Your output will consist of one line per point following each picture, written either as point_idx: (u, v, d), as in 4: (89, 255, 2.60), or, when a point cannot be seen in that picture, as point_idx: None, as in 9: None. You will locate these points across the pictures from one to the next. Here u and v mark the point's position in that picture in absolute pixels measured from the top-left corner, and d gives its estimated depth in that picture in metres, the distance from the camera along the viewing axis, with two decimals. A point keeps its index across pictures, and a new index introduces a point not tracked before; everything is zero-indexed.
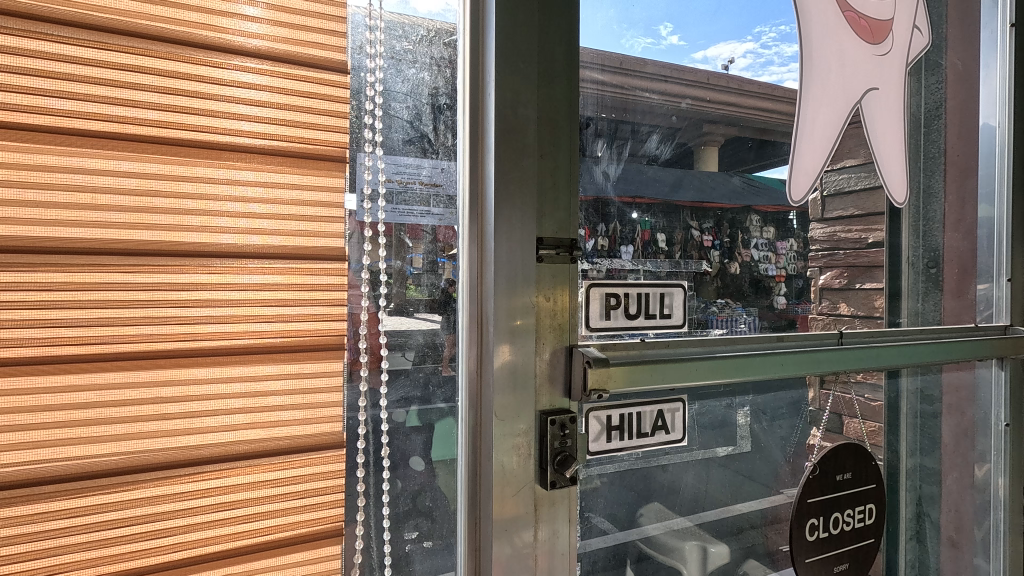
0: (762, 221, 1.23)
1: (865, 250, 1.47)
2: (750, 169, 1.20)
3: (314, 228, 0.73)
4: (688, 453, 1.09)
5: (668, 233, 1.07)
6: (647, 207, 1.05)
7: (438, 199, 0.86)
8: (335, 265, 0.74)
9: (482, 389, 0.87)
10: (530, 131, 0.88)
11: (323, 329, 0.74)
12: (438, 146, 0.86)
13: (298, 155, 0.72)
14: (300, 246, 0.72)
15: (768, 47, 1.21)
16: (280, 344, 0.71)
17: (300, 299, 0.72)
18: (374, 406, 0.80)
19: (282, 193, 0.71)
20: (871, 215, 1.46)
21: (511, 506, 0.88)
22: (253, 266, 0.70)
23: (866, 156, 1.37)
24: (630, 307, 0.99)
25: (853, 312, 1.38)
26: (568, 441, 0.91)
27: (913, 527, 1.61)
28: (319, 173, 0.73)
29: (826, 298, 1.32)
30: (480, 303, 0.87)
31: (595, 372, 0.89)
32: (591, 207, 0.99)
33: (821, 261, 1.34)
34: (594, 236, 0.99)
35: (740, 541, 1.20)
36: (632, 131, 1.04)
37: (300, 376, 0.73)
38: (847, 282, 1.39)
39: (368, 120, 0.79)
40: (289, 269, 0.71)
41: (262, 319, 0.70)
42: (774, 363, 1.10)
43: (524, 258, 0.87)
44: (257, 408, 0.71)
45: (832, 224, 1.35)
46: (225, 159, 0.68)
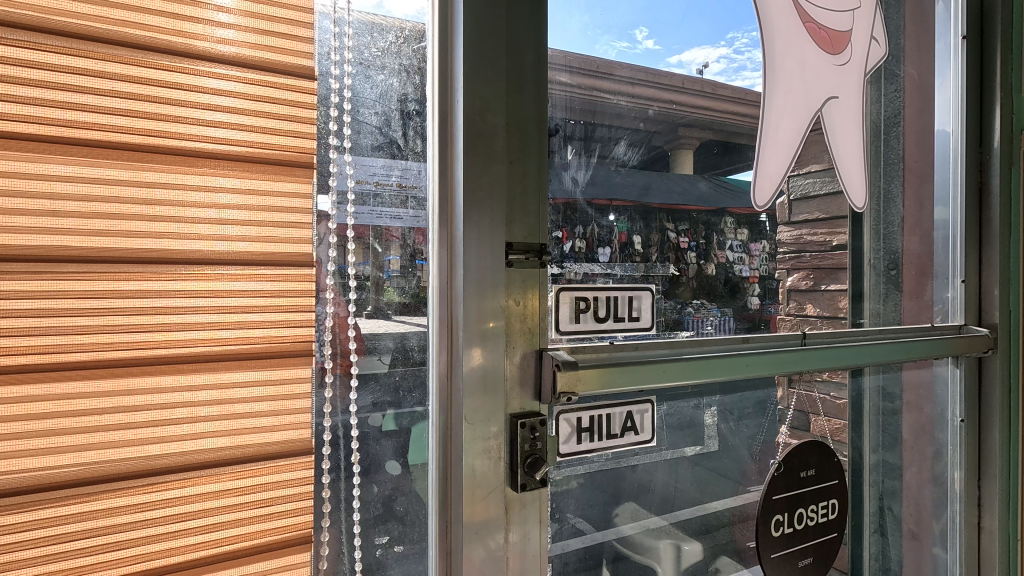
0: (735, 225, 1.26)
1: (830, 252, 1.51)
2: (721, 175, 1.23)
3: (283, 234, 0.73)
4: (658, 453, 1.10)
5: (644, 236, 1.09)
6: (621, 209, 1.07)
7: (409, 204, 0.86)
8: (304, 270, 0.74)
9: (452, 393, 0.87)
10: (499, 136, 0.89)
11: (293, 334, 0.74)
12: (408, 153, 0.86)
13: (265, 161, 0.72)
14: (269, 251, 0.72)
15: (740, 52, 1.25)
16: (249, 350, 0.71)
17: (270, 305, 0.72)
18: (342, 412, 0.79)
19: (251, 198, 0.71)
20: (836, 219, 1.50)
21: (482, 509, 0.88)
22: (220, 273, 0.70)
23: (829, 162, 1.42)
24: (599, 310, 1.01)
25: (819, 313, 1.42)
26: (538, 443, 0.92)
27: (877, 521, 1.66)
28: (286, 180, 0.73)
29: (793, 299, 1.36)
30: (451, 307, 0.87)
31: (564, 375, 0.90)
32: (559, 211, 1.00)
33: (788, 264, 1.38)
34: (572, 238, 1.00)
35: (712, 538, 1.23)
36: (603, 137, 1.06)
37: (269, 382, 0.72)
38: (814, 283, 1.43)
39: (334, 126, 0.79)
40: (259, 275, 0.71)
41: (230, 325, 0.70)
42: (740, 364, 1.12)
43: (494, 264, 0.88)
44: (224, 416, 0.70)
45: (798, 227, 1.40)
46: (189, 164, 0.68)
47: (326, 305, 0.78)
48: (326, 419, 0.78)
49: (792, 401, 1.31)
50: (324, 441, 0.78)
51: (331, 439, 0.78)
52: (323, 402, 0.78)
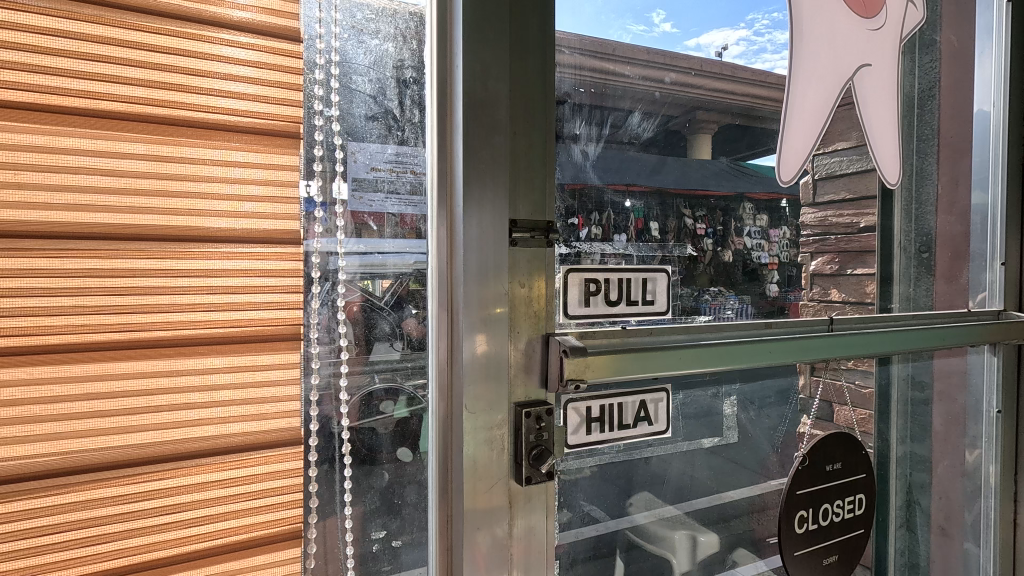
0: (756, 209, 1.18)
1: (856, 235, 1.43)
2: (742, 155, 1.16)
3: (266, 208, 0.68)
4: (673, 445, 1.04)
5: (662, 221, 1.03)
6: (636, 190, 1.01)
7: (406, 176, 0.81)
8: (290, 248, 0.69)
9: (451, 379, 0.82)
10: (501, 103, 0.82)
11: (279, 316, 0.68)
12: (404, 124, 0.81)
13: (246, 130, 0.66)
14: (250, 228, 0.67)
15: (760, 34, 1.16)
16: (232, 333, 0.66)
17: (254, 286, 0.67)
18: (325, 403, 0.74)
19: (230, 171, 0.66)
20: (863, 199, 1.42)
21: (485, 498, 0.83)
22: (198, 251, 0.64)
23: (858, 138, 1.33)
24: (611, 293, 0.93)
25: (844, 298, 1.34)
26: (544, 434, 0.85)
27: (903, 515, 1.61)
28: (270, 150, 0.68)
29: (817, 284, 1.28)
30: (451, 290, 0.82)
31: (571, 362, 0.82)
32: (570, 194, 0.94)
33: (812, 247, 1.29)
34: (588, 225, 0.94)
35: (728, 530, 1.17)
36: (614, 112, 0.99)
37: (254, 368, 0.67)
38: (839, 268, 1.36)
39: (320, 91, 0.73)
40: (240, 253, 0.66)
41: (209, 307, 0.65)
42: (761, 351, 1.05)
43: (496, 243, 0.82)
44: (205, 404, 0.65)
45: (823, 208, 1.31)
46: (163, 133, 0.63)
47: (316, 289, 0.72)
48: (313, 408, 0.73)
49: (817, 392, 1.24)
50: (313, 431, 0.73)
51: (322, 429, 0.74)
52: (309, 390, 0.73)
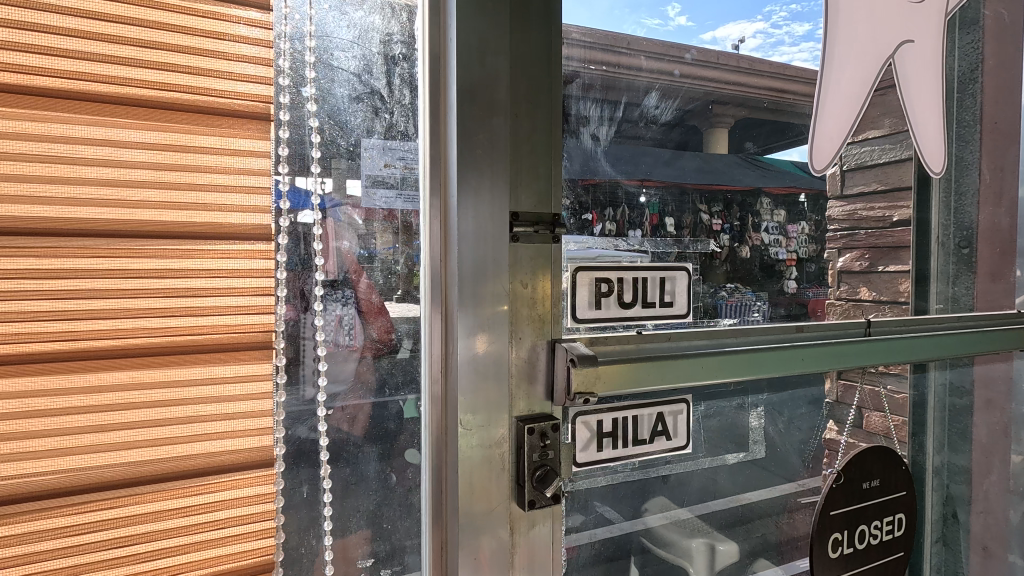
0: (773, 204, 1.06)
1: (889, 229, 1.29)
2: (772, 146, 1.05)
3: (229, 200, 0.59)
4: (693, 462, 0.95)
5: (677, 216, 0.93)
6: (653, 183, 0.91)
7: (396, 163, 0.72)
8: (255, 246, 0.60)
9: (446, 390, 0.73)
10: (501, 80, 0.74)
11: (245, 323, 0.60)
12: (393, 106, 0.72)
13: (205, 111, 0.58)
14: (213, 222, 0.58)
15: (778, 26, 1.07)
16: (190, 342, 0.58)
17: (214, 288, 0.58)
18: (294, 424, 0.66)
19: (189, 158, 0.57)
20: (896, 190, 1.28)
21: (489, 493, 0.74)
22: (152, 249, 0.56)
23: (891, 125, 1.22)
24: (625, 294, 0.83)
25: (876, 297, 1.21)
26: (549, 453, 0.76)
27: (938, 530, 1.48)
28: (233, 133, 0.59)
29: (845, 282, 1.15)
30: (445, 289, 0.73)
31: (579, 372, 0.73)
32: (584, 189, 0.84)
33: (839, 243, 1.16)
34: (602, 220, 0.85)
35: (749, 534, 1.06)
36: (628, 95, 0.89)
37: (216, 382, 0.59)
38: (870, 265, 1.22)
39: (295, 67, 0.65)
40: (198, 251, 0.58)
41: (165, 313, 0.57)
42: (792, 358, 0.96)
43: (495, 237, 0.73)
44: (164, 422, 0.57)
45: (853, 200, 1.17)
46: (109, 114, 0.54)
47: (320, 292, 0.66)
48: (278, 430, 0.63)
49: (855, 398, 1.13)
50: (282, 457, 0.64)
51: (291, 452, 0.66)
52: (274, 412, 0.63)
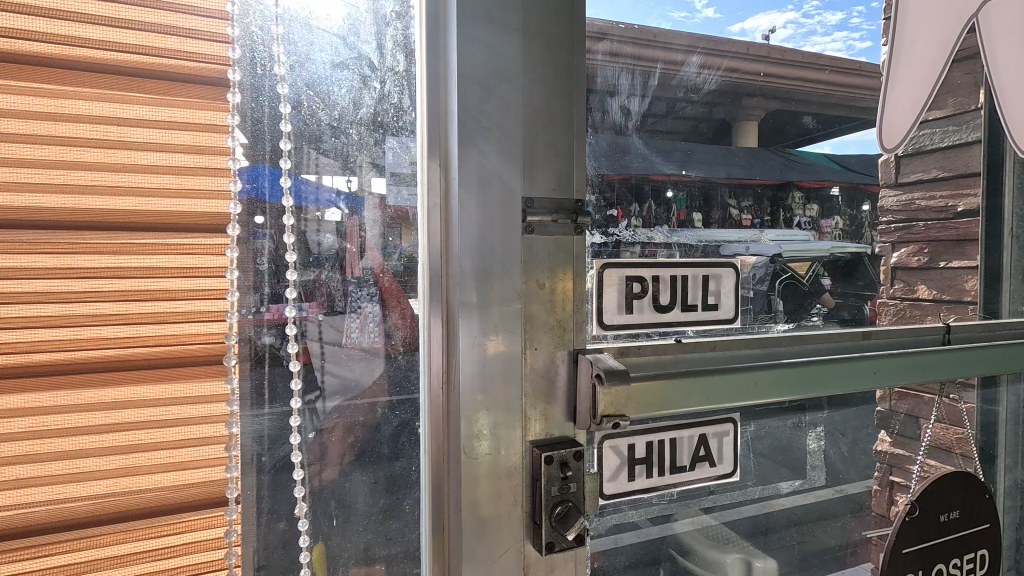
0: (805, 198, 0.85)
1: (952, 221, 1.09)
2: (839, 126, 0.90)
3: (168, 183, 0.47)
4: (742, 493, 0.81)
5: (703, 212, 0.75)
6: (691, 174, 0.75)
7: (388, 143, 0.58)
8: (202, 240, 0.48)
9: (451, 412, 0.60)
10: (511, 41, 0.61)
11: (190, 335, 0.48)
12: (384, 74, 0.58)
13: (139, 74, 0.46)
14: (155, 209, 0.46)
15: (811, 15, 0.88)
16: (124, 360, 0.47)
17: (158, 293, 0.47)
18: (276, 446, 0.54)
19: (127, 131, 0.45)
20: (961, 177, 1.09)
21: (502, 502, 0.62)
22: (81, 247, 0.45)
23: (956, 105, 1.06)
24: (661, 296, 0.70)
25: (937, 296, 1.04)
26: (571, 486, 0.63)
27: (1012, 556, 1.32)
28: (174, 102, 0.47)
29: (899, 279, 0.99)
30: (445, 291, 0.60)
31: (607, 393, 0.60)
32: (611, 187, 0.69)
33: (894, 236, 1.00)
34: (629, 218, 0.70)
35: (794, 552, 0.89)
36: (665, 62, 0.74)
37: (159, 405, 0.48)
38: (929, 260, 1.05)
39: (259, 25, 0.51)
40: (131, 246, 0.46)
41: (100, 322, 0.46)
42: (860, 372, 0.82)
43: (505, 227, 0.61)
44: (107, 456, 0.47)
45: (907, 189, 1.01)
46: (19, 77, 0.43)
47: (341, 285, 0.55)
48: (229, 471, 0.51)
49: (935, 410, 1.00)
50: (247, 493, 0.53)
51: (265, 484, 0.54)
52: (228, 447, 0.51)
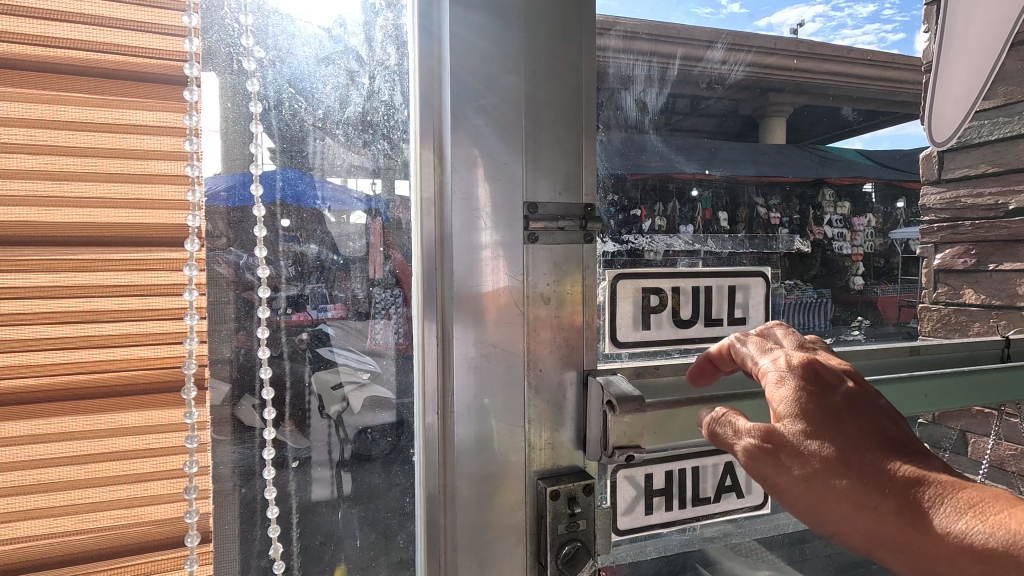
0: (835, 194, 0.77)
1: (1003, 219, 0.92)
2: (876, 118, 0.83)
3: (107, 191, 0.42)
4: (777, 525, 0.73)
5: (731, 211, 0.67)
6: (716, 173, 0.67)
7: (377, 144, 0.53)
8: (151, 253, 0.43)
9: (448, 438, 0.54)
10: (513, 29, 0.55)
11: (137, 358, 0.43)
12: (374, 69, 0.53)
13: (69, 71, 0.40)
14: (112, 223, 0.42)
15: (839, 7, 0.80)
16: (62, 389, 0.42)
17: (116, 314, 0.42)
18: (249, 482, 0.50)
19: (78, 136, 0.41)
20: (1016, 172, 0.93)
21: (506, 538, 0.56)
22: (32, 266, 0.40)
23: (1008, 95, 0.92)
24: (682, 309, 0.64)
25: (986, 301, 0.92)
26: (579, 523, 0.57)
27: None
28: (108, 102, 0.41)
29: (946, 283, 0.92)
30: (440, 306, 0.54)
31: (620, 420, 0.54)
32: (634, 185, 0.63)
33: (939, 236, 0.93)
34: (653, 216, 0.63)
35: None
36: (685, 49, 0.66)
37: (104, 437, 0.43)
38: (978, 262, 0.93)
39: (235, 19, 0.47)
40: (75, 262, 0.41)
41: (52, 347, 0.41)
42: (911, 395, 0.73)
43: (506, 236, 0.55)
44: (62, 494, 0.42)
45: (954, 186, 0.92)
46: None
47: (369, 289, 0.53)
48: (188, 516, 0.45)
49: (997, 428, 0.92)
50: (227, 530, 0.49)
51: (241, 515, 0.50)
52: (187, 492, 0.45)
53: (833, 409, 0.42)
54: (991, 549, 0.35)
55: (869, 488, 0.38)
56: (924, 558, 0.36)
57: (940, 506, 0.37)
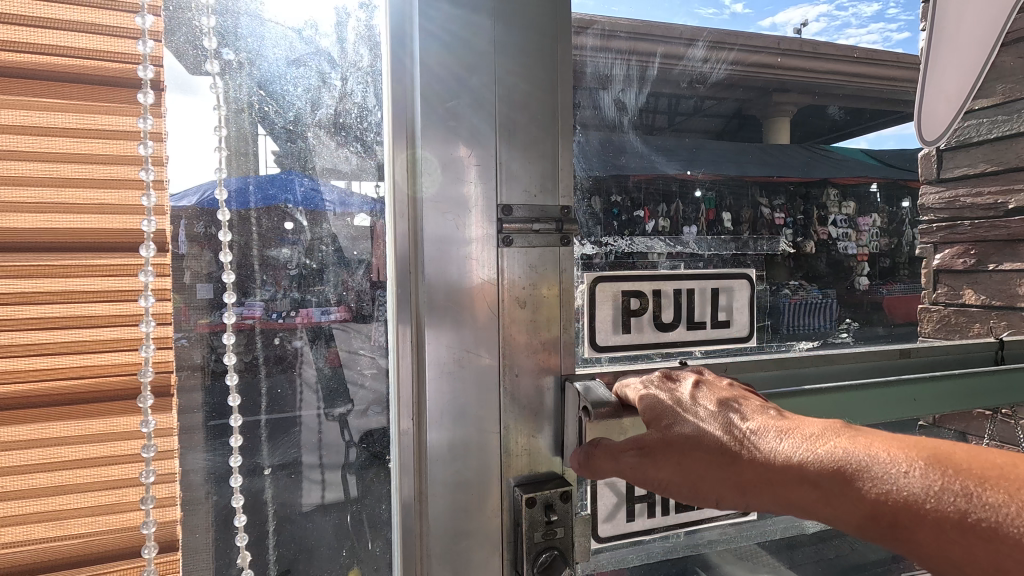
0: (842, 194, 0.77)
1: (1000, 219, 0.91)
2: (865, 119, 0.82)
3: (45, 195, 0.40)
4: (761, 529, 0.73)
5: (738, 212, 0.68)
6: (700, 172, 0.66)
7: (350, 146, 0.52)
8: (96, 260, 0.42)
9: (422, 446, 0.54)
10: (481, 29, 0.54)
11: (76, 365, 0.42)
12: (346, 71, 0.52)
13: (11, 72, 0.39)
14: (68, 229, 0.41)
15: (843, 7, 0.78)
16: (19, 398, 0.40)
17: (73, 320, 0.41)
18: (220, 489, 0.49)
19: (38, 142, 0.40)
20: (1016, 171, 0.91)
21: (483, 541, 0.55)
22: None
23: (1006, 92, 0.91)
24: (664, 313, 0.63)
25: (987, 302, 0.91)
26: (557, 531, 0.56)
27: None
28: (66, 107, 0.40)
29: (944, 283, 0.90)
30: (412, 308, 0.53)
31: (598, 426, 0.52)
32: (635, 185, 0.63)
33: (937, 236, 0.91)
34: (656, 217, 0.63)
35: None
36: (664, 49, 0.66)
37: (35, 447, 0.41)
38: (976, 262, 0.92)
39: (201, 22, 0.46)
40: (29, 267, 0.40)
41: (7, 355, 0.40)
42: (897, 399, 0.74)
43: (478, 238, 0.54)
44: (17, 507, 0.41)
45: (951, 185, 0.91)
46: None
47: (372, 295, 0.53)
48: (144, 527, 0.43)
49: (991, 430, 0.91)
50: (198, 539, 0.48)
51: (215, 523, 0.49)
52: (142, 501, 0.43)
53: (678, 401, 0.46)
54: (807, 468, 0.36)
55: (703, 434, 0.42)
56: (750, 486, 0.38)
57: (768, 438, 0.39)
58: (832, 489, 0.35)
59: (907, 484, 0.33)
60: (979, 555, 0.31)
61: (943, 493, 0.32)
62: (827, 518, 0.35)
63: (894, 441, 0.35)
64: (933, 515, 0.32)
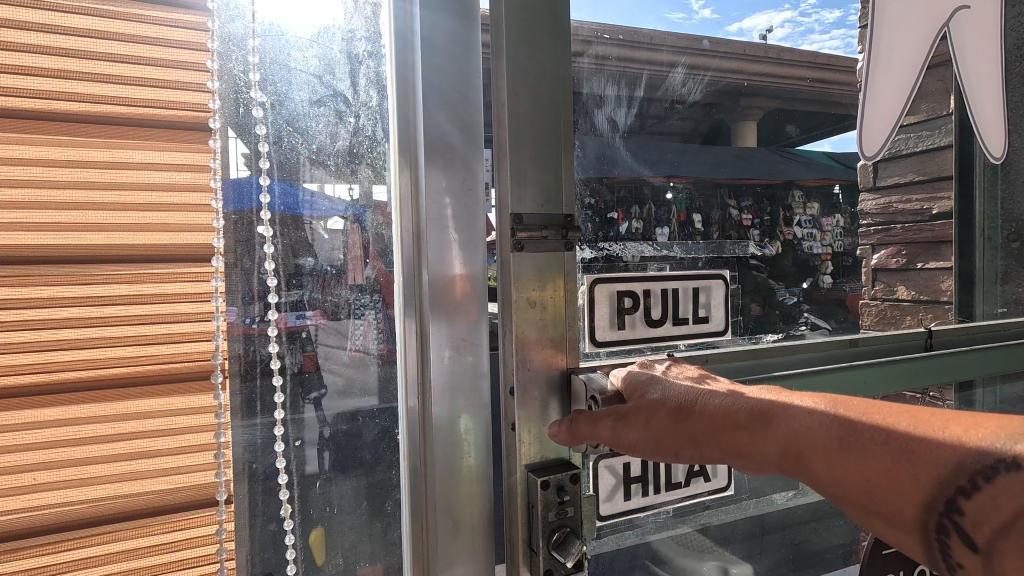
0: (805, 196, 0.85)
1: (928, 223, 1.09)
2: (828, 133, 0.90)
3: (116, 207, 0.45)
4: (738, 506, 0.81)
5: (705, 212, 0.76)
6: (678, 181, 0.73)
7: (361, 173, 0.56)
8: (166, 270, 0.46)
9: (427, 416, 0.58)
10: (473, 55, 0.60)
11: (139, 370, 0.46)
12: (358, 109, 0.56)
13: (93, 114, 0.44)
14: (136, 247, 0.45)
15: (807, 15, 0.89)
16: (90, 401, 0.44)
17: (139, 328, 0.46)
18: (264, 480, 0.52)
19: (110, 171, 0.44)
20: (935, 180, 1.09)
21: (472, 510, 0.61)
22: (61, 286, 0.43)
23: (929, 110, 1.04)
24: (653, 310, 0.69)
25: (916, 297, 1.04)
26: (567, 510, 0.61)
27: None
28: (138, 141, 0.45)
29: (881, 279, 0.99)
30: (414, 299, 0.58)
31: None
32: (608, 189, 0.69)
33: (874, 238, 0.98)
34: (629, 218, 0.70)
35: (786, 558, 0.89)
36: (650, 69, 0.73)
37: (106, 444, 0.45)
38: (907, 261, 1.05)
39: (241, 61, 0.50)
40: (101, 282, 0.44)
41: (81, 361, 0.44)
42: (842, 382, 0.86)
43: (467, 237, 0.59)
44: (89, 500, 0.45)
45: (886, 192, 1.00)
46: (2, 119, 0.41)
47: (348, 296, 0.55)
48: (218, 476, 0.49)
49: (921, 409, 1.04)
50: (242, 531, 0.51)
51: (256, 519, 0.52)
52: (217, 455, 0.49)
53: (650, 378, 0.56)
54: (739, 417, 0.48)
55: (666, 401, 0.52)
56: (699, 436, 0.49)
57: (716, 399, 0.50)
58: (757, 431, 0.47)
59: (809, 421, 0.45)
60: (851, 468, 0.42)
61: (834, 426, 0.44)
62: (756, 453, 0.46)
63: (806, 396, 0.48)
64: (826, 443, 0.43)
